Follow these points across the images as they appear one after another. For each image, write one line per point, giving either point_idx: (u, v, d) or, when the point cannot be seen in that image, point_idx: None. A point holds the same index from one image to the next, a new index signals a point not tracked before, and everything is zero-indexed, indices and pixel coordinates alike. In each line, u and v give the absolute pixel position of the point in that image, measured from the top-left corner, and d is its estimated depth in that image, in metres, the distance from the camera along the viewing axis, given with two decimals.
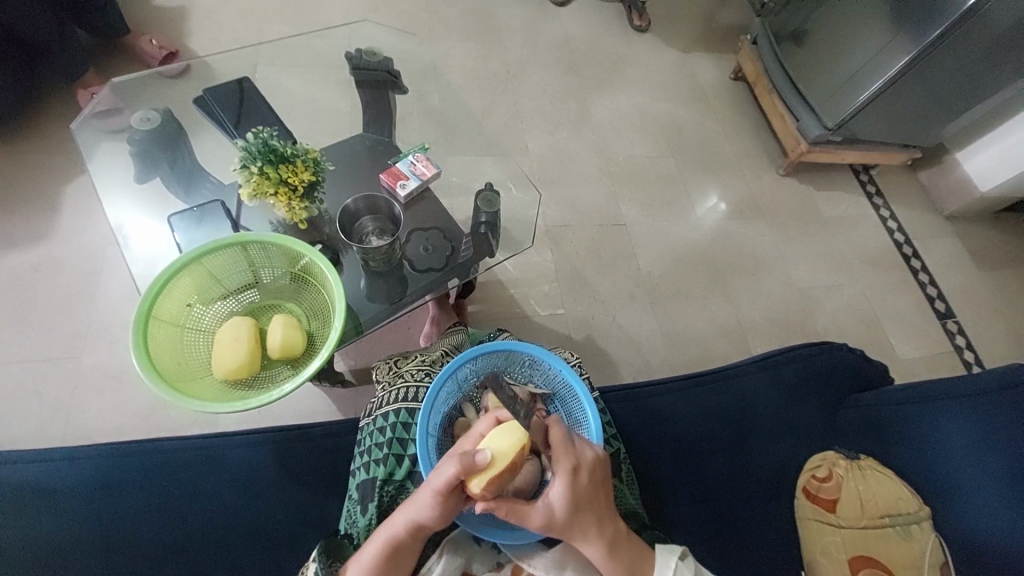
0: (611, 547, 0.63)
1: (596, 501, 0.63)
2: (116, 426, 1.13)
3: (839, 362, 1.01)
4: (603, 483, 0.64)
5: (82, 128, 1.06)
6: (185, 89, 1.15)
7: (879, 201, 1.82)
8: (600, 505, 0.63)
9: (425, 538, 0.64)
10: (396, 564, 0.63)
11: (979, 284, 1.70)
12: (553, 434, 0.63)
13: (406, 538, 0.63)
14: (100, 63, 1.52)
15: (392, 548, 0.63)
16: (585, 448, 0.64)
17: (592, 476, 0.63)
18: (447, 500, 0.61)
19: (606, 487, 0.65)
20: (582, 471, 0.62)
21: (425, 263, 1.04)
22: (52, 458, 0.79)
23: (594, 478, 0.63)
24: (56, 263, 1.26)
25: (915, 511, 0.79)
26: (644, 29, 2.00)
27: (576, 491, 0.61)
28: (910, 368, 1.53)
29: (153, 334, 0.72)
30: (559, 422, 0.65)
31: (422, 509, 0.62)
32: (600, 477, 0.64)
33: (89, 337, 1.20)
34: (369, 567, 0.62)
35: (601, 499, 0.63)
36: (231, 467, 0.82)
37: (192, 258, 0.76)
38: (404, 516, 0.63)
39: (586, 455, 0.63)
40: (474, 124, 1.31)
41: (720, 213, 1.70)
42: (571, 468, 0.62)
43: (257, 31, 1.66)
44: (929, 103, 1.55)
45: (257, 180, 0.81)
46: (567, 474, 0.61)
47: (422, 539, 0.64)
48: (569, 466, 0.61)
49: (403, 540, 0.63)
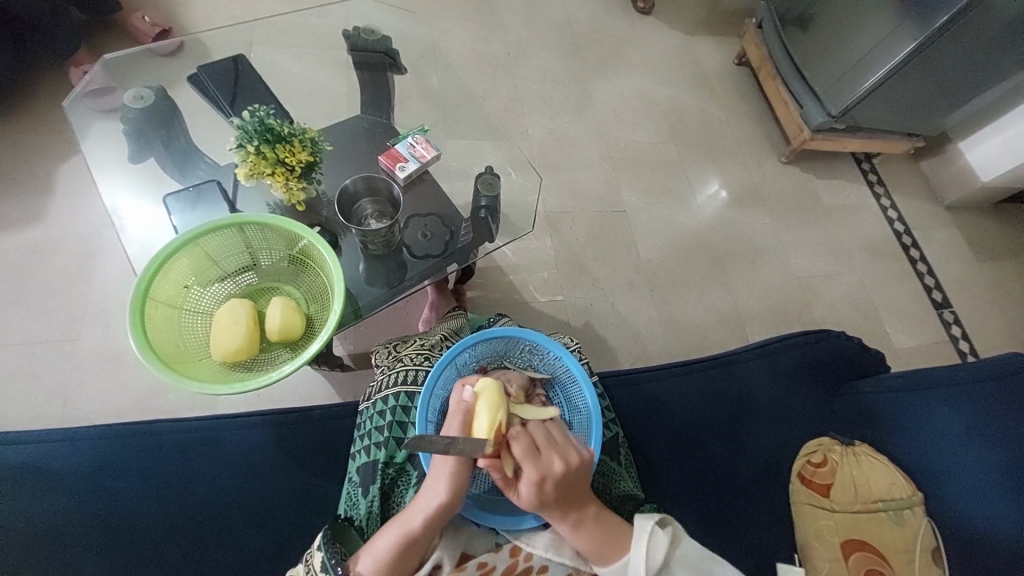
0: (579, 531, 0.65)
1: (563, 504, 0.64)
2: (115, 408, 1.13)
3: (837, 349, 1.01)
4: (573, 488, 0.64)
5: (75, 106, 1.03)
6: (180, 68, 1.13)
7: (880, 190, 1.82)
8: (568, 506, 0.64)
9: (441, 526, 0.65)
10: (412, 555, 0.63)
11: (977, 275, 1.70)
12: (516, 446, 0.63)
13: (421, 532, 0.63)
14: (91, 39, 1.48)
15: (408, 540, 0.63)
16: (553, 459, 0.63)
17: (559, 486, 0.63)
18: (454, 471, 0.65)
19: (578, 486, 0.65)
20: (547, 483, 0.62)
21: (424, 249, 1.03)
22: (52, 439, 0.79)
23: (563, 484, 0.63)
24: (51, 245, 1.25)
25: (908, 496, 0.80)
26: (648, 11, 1.97)
27: (541, 499, 0.63)
28: (906, 357, 1.54)
29: (151, 316, 0.72)
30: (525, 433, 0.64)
31: (439, 491, 0.64)
32: (569, 483, 0.64)
33: (85, 320, 1.19)
34: (387, 558, 0.62)
35: (571, 500, 0.64)
36: (232, 449, 0.82)
37: (190, 238, 0.75)
38: (419, 509, 0.64)
39: (552, 467, 0.63)
40: (473, 107, 1.29)
41: (721, 201, 1.69)
42: (535, 481, 0.62)
43: (253, 9, 1.62)
44: (933, 92, 1.54)
45: (253, 160, 0.79)
46: (531, 485, 0.62)
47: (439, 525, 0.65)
48: (533, 480, 0.62)
49: (418, 534, 0.63)
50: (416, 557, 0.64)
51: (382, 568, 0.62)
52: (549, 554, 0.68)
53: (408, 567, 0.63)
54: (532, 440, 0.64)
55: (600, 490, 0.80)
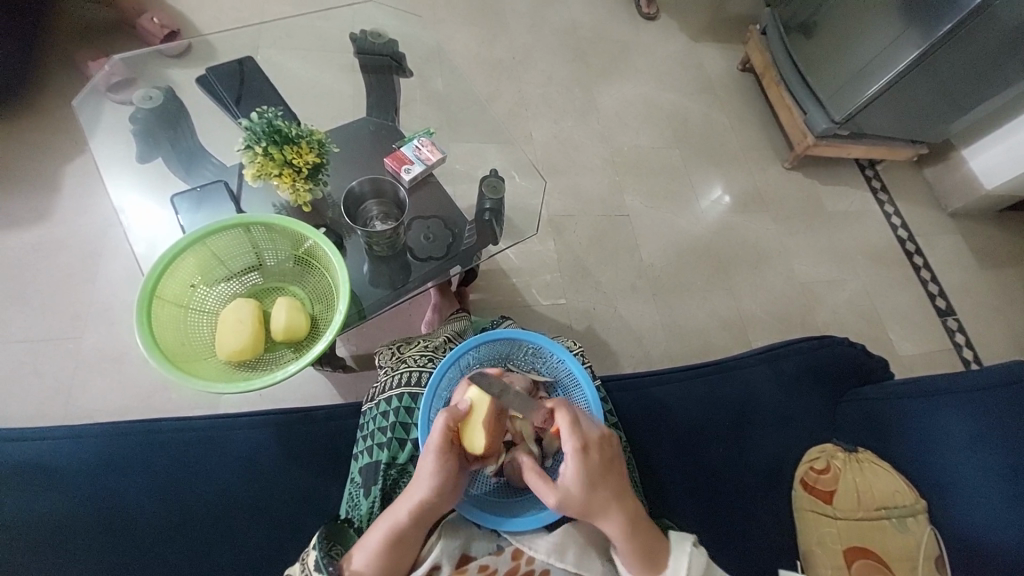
0: (626, 526, 0.63)
1: (609, 480, 0.62)
2: (118, 407, 1.13)
3: (840, 355, 1.01)
4: (614, 461, 0.63)
5: (85, 105, 1.04)
6: (188, 69, 1.14)
7: (883, 197, 1.82)
8: (613, 485, 0.62)
9: (429, 523, 0.65)
10: (404, 550, 0.64)
11: (980, 282, 1.70)
12: (559, 416, 0.62)
13: (409, 526, 0.63)
14: (99, 39, 1.49)
15: (395, 536, 0.63)
16: (591, 427, 0.63)
17: (602, 455, 0.62)
18: (446, 472, 0.63)
19: (618, 463, 0.64)
20: (592, 450, 0.61)
21: (426, 252, 1.03)
22: (56, 436, 0.79)
23: (606, 456, 0.62)
24: (56, 243, 1.25)
25: (911, 504, 0.80)
26: (653, 17, 1.97)
27: (588, 473, 0.61)
28: (909, 364, 1.54)
29: (157, 314, 0.72)
30: (563, 403, 0.63)
31: (422, 485, 0.64)
32: (610, 455, 0.63)
33: (89, 318, 1.20)
34: (376, 551, 0.63)
35: (614, 477, 0.63)
36: (234, 449, 0.83)
37: (196, 237, 0.75)
38: (405, 502, 0.64)
39: (592, 433, 0.62)
40: (478, 110, 1.30)
41: (724, 206, 1.70)
42: (580, 450, 0.60)
43: (259, 11, 1.63)
44: (937, 99, 1.54)
45: (261, 161, 0.80)
46: (577, 455, 0.60)
47: (427, 524, 0.65)
48: (578, 448, 0.60)
49: (407, 527, 0.63)
50: (406, 556, 0.64)
51: (373, 559, 0.63)
52: (550, 558, 0.67)
53: (402, 564, 0.64)
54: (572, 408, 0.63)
55: None
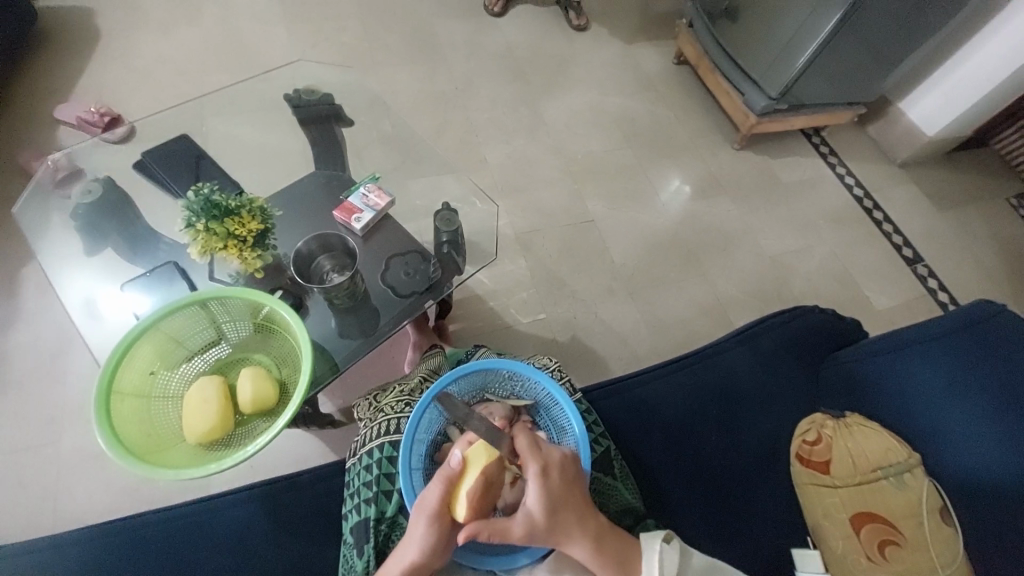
0: (594, 544, 0.61)
1: (572, 500, 0.62)
2: (105, 506, 1.10)
3: (815, 324, 1.02)
4: (576, 481, 0.63)
5: (25, 211, 1.04)
6: (129, 154, 1.14)
7: (834, 160, 1.87)
8: (577, 505, 0.62)
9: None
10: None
11: (942, 225, 1.74)
12: (519, 441, 0.62)
13: None
14: (41, 138, 1.49)
15: None
16: (552, 450, 0.63)
17: (563, 476, 0.62)
18: (434, 530, 0.60)
19: (580, 483, 0.64)
20: (552, 472, 0.61)
21: (409, 287, 1.03)
22: (35, 549, 0.77)
23: (567, 476, 0.62)
24: (22, 349, 1.23)
25: (905, 459, 0.80)
26: (584, 27, 2.03)
27: (549, 494, 0.60)
28: (889, 317, 1.56)
29: (118, 409, 0.71)
30: (523, 429, 0.63)
31: (413, 548, 0.60)
32: (572, 475, 0.62)
33: (66, 419, 1.17)
34: None
35: (577, 497, 0.62)
36: (221, 530, 0.80)
37: (150, 324, 0.75)
38: (393, 561, 0.61)
39: (553, 455, 0.62)
40: (426, 145, 1.32)
41: (683, 195, 1.73)
42: (540, 472, 0.60)
43: (199, 85, 1.65)
44: (863, 59, 1.60)
45: (203, 238, 0.79)
46: (538, 477, 0.60)
47: None
48: (538, 471, 0.60)
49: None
50: None
51: None
52: None
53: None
54: (531, 432, 0.64)
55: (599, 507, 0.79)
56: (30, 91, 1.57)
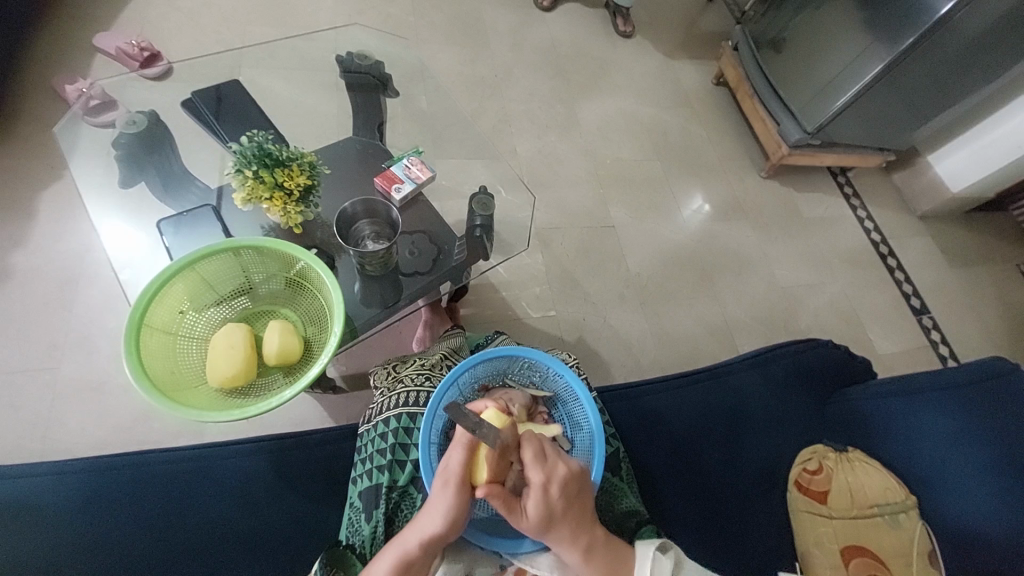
0: (585, 553, 0.63)
1: (571, 512, 0.63)
2: (100, 439, 1.10)
3: (827, 358, 1.04)
4: (577, 495, 0.64)
5: (66, 131, 1.03)
6: (170, 92, 1.13)
7: (856, 202, 1.88)
8: (574, 517, 0.63)
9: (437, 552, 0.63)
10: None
11: (951, 281, 1.77)
12: (525, 451, 0.63)
13: (416, 553, 0.61)
14: (75, 63, 1.47)
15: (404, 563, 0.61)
16: (558, 463, 0.64)
17: (564, 491, 0.63)
18: (457, 498, 0.62)
19: (581, 496, 0.65)
20: (553, 486, 0.62)
21: (412, 266, 1.04)
22: (37, 472, 0.76)
23: (568, 491, 0.63)
24: (32, 271, 1.22)
25: (902, 500, 0.81)
26: (629, 34, 2.03)
27: (547, 506, 0.61)
28: (889, 363, 1.58)
29: (146, 343, 0.71)
30: (531, 438, 0.64)
31: (436, 519, 0.62)
32: (573, 490, 0.63)
33: (69, 348, 1.16)
34: None
35: (576, 510, 0.64)
36: (226, 478, 0.81)
37: (186, 263, 0.74)
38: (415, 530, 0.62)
39: (558, 470, 0.63)
40: (464, 127, 1.32)
41: (705, 215, 1.74)
42: (542, 483, 0.62)
43: (240, 33, 1.64)
44: (901, 108, 1.61)
45: (251, 185, 0.79)
46: (538, 488, 0.61)
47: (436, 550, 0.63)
48: (539, 483, 0.62)
49: (416, 558, 0.61)
50: None
51: None
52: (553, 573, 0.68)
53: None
54: (539, 443, 0.64)
55: (603, 506, 0.80)
56: (70, 14, 1.54)
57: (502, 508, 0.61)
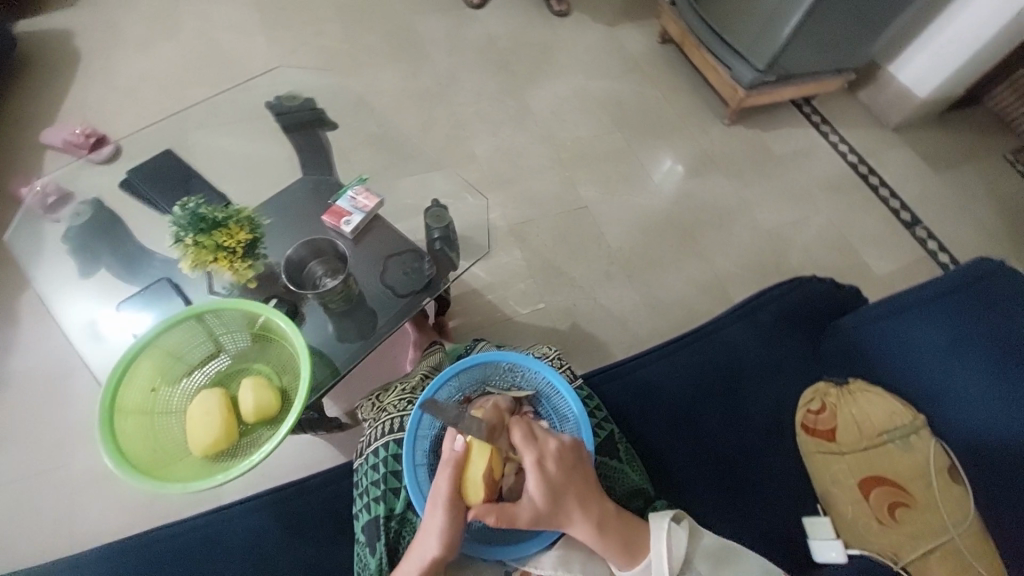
0: (597, 525, 0.62)
1: (573, 484, 0.62)
2: (121, 522, 1.12)
3: (813, 294, 1.01)
4: (577, 465, 0.64)
5: (16, 236, 1.05)
6: (115, 173, 1.14)
7: (826, 129, 1.85)
8: (578, 489, 0.63)
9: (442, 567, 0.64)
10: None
11: (939, 187, 1.72)
12: (514, 433, 0.63)
13: None
14: (28, 163, 1.49)
15: None
16: (549, 438, 0.63)
17: (561, 463, 0.62)
18: (449, 520, 0.62)
19: (582, 467, 0.64)
20: (548, 461, 0.62)
21: (406, 286, 1.04)
22: (52, 572, 0.78)
23: (565, 463, 0.62)
24: (26, 373, 1.24)
25: (910, 421, 0.79)
26: (565, 13, 2.01)
27: (548, 482, 0.61)
28: (890, 283, 1.55)
29: (122, 428, 0.71)
30: (517, 420, 0.64)
31: (432, 543, 0.62)
32: (571, 461, 0.63)
33: (75, 441, 1.18)
34: None
35: (579, 481, 0.63)
36: (235, 540, 0.81)
37: (147, 341, 0.75)
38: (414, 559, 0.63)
39: (549, 444, 0.63)
40: (413, 143, 1.31)
41: (676, 175, 1.71)
42: (537, 461, 0.61)
43: (181, 98, 1.65)
44: (850, 24, 1.57)
45: (194, 252, 0.80)
46: (535, 467, 0.61)
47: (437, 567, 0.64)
48: (534, 460, 0.61)
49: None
50: None
51: None
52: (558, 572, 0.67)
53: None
54: (526, 423, 0.64)
55: (605, 492, 0.79)
56: (14, 117, 1.56)
57: (500, 522, 0.60)
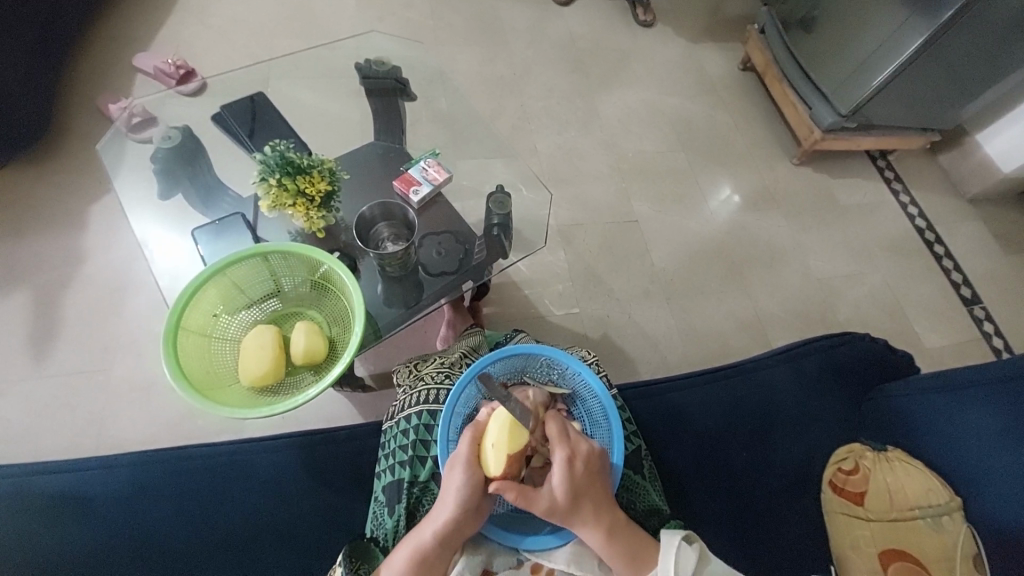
0: (608, 534, 0.64)
1: (593, 491, 0.65)
2: (148, 435, 1.17)
3: (862, 352, 0.99)
4: (599, 475, 0.66)
5: (108, 147, 1.10)
6: (202, 106, 1.19)
7: (898, 186, 1.79)
8: (597, 497, 0.65)
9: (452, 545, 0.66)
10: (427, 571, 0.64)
11: (1006, 268, 1.65)
12: (550, 427, 0.66)
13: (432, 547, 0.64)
14: (118, 83, 1.57)
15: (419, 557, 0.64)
16: (581, 440, 0.66)
17: (587, 467, 0.65)
18: (467, 479, 0.65)
19: (602, 478, 0.67)
20: (577, 461, 0.64)
21: (438, 267, 1.05)
22: (90, 467, 0.82)
23: (590, 469, 0.65)
24: (85, 279, 1.31)
25: (946, 502, 0.77)
26: (650, 23, 1.99)
27: (572, 481, 0.63)
28: (936, 357, 1.50)
29: (183, 345, 0.75)
30: (554, 415, 0.67)
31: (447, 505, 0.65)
32: (596, 468, 0.66)
33: (118, 351, 1.24)
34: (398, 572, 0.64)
35: (598, 490, 0.65)
36: (260, 472, 0.84)
37: (217, 269, 0.78)
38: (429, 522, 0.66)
39: (580, 446, 0.66)
40: (483, 127, 1.32)
41: (734, 206, 1.69)
42: (567, 458, 0.64)
43: (268, 46, 1.70)
44: (946, 83, 1.52)
45: (275, 192, 0.84)
46: (564, 463, 0.64)
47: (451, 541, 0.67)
48: (565, 456, 0.64)
49: (429, 547, 0.64)
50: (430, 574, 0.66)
51: None
52: (569, 568, 0.69)
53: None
54: (561, 422, 0.67)
55: (625, 505, 0.80)
56: (111, 37, 1.64)
57: (518, 499, 0.62)
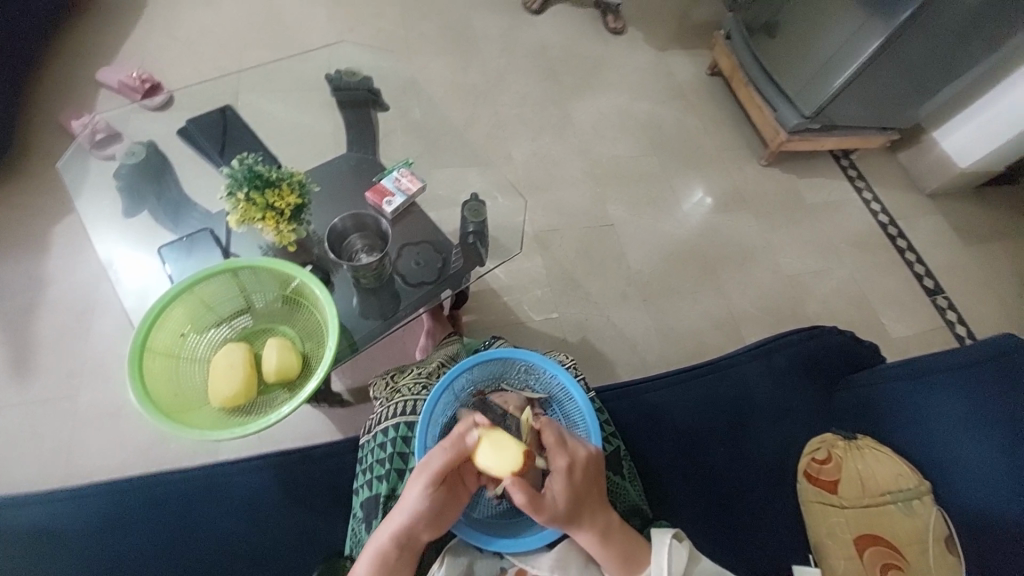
0: (604, 537, 0.66)
1: (591, 496, 0.66)
2: (117, 463, 1.13)
3: (831, 345, 1.02)
4: (596, 478, 0.67)
5: (70, 165, 1.07)
6: (167, 121, 1.17)
7: (861, 184, 1.85)
8: (593, 502, 0.66)
9: (412, 553, 0.66)
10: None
11: (965, 259, 1.72)
12: (548, 434, 0.67)
13: (393, 552, 0.65)
14: (81, 99, 1.53)
15: (382, 563, 0.65)
16: (579, 447, 0.68)
17: (586, 473, 0.66)
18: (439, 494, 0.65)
19: (598, 482, 0.68)
20: (577, 469, 0.66)
21: (415, 276, 1.05)
22: (55, 499, 0.79)
23: (587, 474, 0.66)
24: (49, 302, 1.26)
25: (916, 486, 0.79)
26: (620, 31, 2.03)
27: (571, 487, 0.65)
28: (903, 347, 1.55)
29: (149, 367, 0.73)
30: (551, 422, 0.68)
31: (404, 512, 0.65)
32: (592, 474, 0.67)
33: (84, 376, 1.20)
34: None
35: (595, 493, 0.67)
36: (236, 494, 0.83)
37: (184, 287, 0.77)
38: (385, 528, 0.66)
39: (579, 453, 0.67)
40: (457, 136, 1.33)
41: (706, 207, 1.72)
42: (567, 467, 0.65)
43: (237, 59, 1.68)
44: (901, 85, 1.58)
45: (244, 206, 0.83)
46: (563, 471, 0.65)
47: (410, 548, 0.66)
48: (565, 464, 0.65)
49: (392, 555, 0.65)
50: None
51: None
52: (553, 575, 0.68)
53: None
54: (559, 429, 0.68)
55: None
56: (72, 53, 1.60)
57: (526, 505, 0.63)
